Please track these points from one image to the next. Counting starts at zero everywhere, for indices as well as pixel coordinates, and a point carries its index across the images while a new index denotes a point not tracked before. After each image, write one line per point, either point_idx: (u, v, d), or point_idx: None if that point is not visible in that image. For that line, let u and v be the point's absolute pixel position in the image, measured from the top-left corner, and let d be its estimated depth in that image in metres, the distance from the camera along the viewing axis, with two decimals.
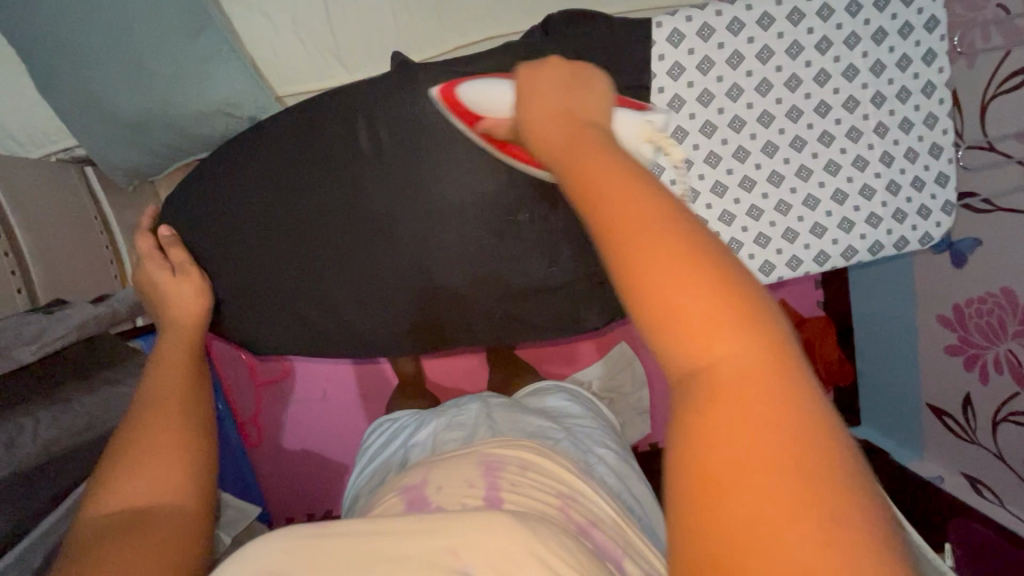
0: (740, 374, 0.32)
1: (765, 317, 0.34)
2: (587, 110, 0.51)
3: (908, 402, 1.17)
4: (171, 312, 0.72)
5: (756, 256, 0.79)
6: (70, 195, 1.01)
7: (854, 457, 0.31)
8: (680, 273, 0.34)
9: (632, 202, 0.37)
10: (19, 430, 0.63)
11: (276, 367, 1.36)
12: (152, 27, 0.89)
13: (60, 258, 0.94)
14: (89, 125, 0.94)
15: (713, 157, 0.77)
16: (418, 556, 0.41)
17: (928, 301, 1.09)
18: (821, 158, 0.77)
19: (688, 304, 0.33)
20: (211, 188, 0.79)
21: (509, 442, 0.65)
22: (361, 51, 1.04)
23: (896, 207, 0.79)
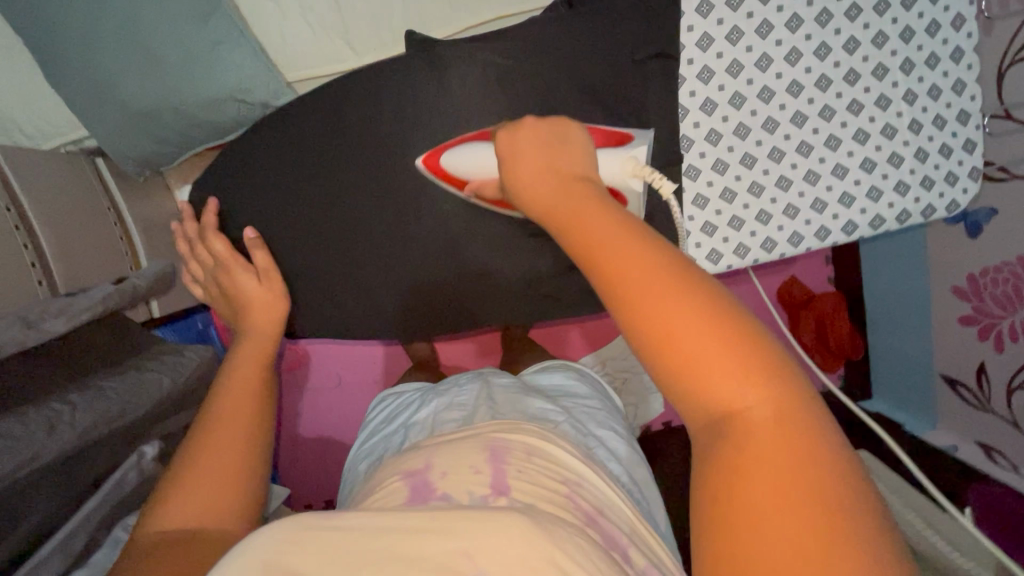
0: (760, 419, 0.37)
1: (783, 364, 0.39)
2: (578, 171, 0.55)
3: (922, 374, 1.17)
4: (249, 321, 0.74)
5: (784, 227, 0.78)
6: (82, 185, 1.00)
7: (858, 481, 0.36)
8: (696, 332, 0.39)
9: (653, 271, 0.41)
10: (58, 414, 0.62)
11: (290, 355, 1.37)
12: (161, 12, 0.88)
13: (76, 249, 0.94)
14: (100, 115, 0.93)
15: (742, 128, 0.75)
16: (435, 559, 0.39)
17: (943, 272, 1.10)
18: (851, 128, 0.75)
19: (715, 363, 0.38)
20: (239, 174, 0.80)
21: (509, 427, 0.64)
22: (372, 34, 1.03)
23: (924, 174, 0.77)
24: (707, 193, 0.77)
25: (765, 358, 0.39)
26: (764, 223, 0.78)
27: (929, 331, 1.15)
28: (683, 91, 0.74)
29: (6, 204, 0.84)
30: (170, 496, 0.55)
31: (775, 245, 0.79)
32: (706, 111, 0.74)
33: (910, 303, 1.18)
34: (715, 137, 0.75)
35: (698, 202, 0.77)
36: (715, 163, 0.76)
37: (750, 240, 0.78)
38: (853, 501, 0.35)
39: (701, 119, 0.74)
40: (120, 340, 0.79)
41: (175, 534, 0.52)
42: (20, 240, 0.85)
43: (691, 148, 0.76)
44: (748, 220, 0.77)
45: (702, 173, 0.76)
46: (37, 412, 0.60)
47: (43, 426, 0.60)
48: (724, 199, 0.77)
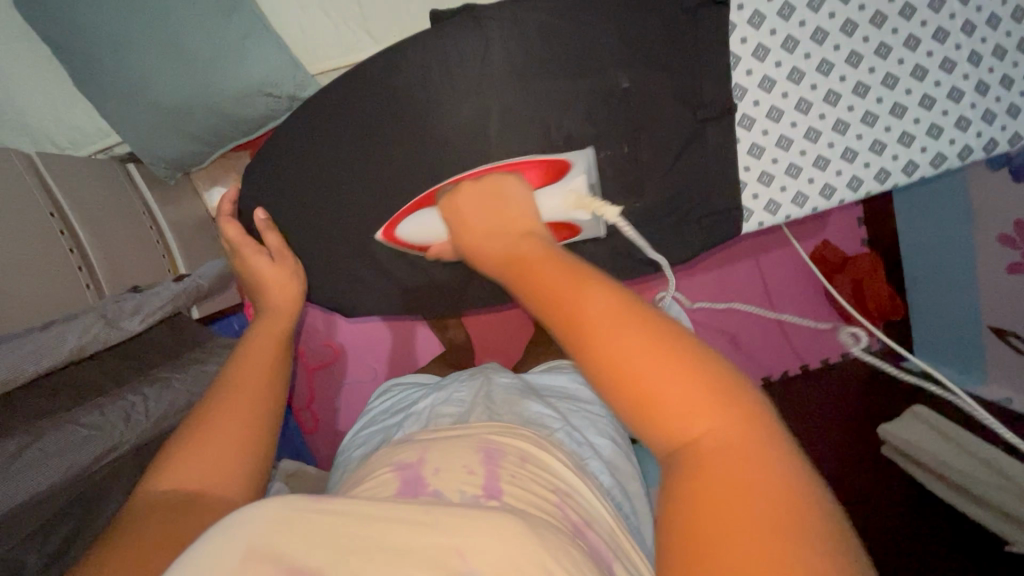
0: (715, 449, 0.35)
1: (735, 392, 0.37)
2: (528, 220, 0.55)
3: (969, 328, 1.15)
4: (266, 300, 0.71)
5: (843, 171, 0.73)
6: (119, 190, 1.02)
7: (824, 511, 0.33)
8: (640, 362, 0.37)
9: (599, 303, 0.40)
10: (131, 405, 0.72)
11: (326, 351, 1.39)
12: (189, 11, 0.89)
13: (118, 254, 0.95)
14: (131, 117, 0.94)
15: (796, 73, 0.70)
16: (427, 555, 0.38)
17: (988, 221, 1.08)
18: (908, 64, 0.70)
19: (664, 392, 0.36)
20: (262, 158, 0.74)
21: (505, 429, 0.64)
22: (391, 20, 1.02)
23: (986, 107, 0.72)
24: (762, 143, 0.72)
25: (715, 386, 0.37)
26: (821, 169, 0.73)
27: (974, 283, 1.13)
28: (734, 37, 0.69)
29: (49, 210, 0.86)
30: (181, 457, 0.54)
31: (834, 191, 0.74)
32: (759, 57, 0.70)
33: (951, 256, 1.17)
34: (768, 83, 0.71)
35: (753, 152, 0.72)
36: (770, 111, 0.72)
37: (808, 187, 0.74)
38: (815, 537, 0.31)
39: (753, 67, 0.70)
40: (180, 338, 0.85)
41: (179, 498, 0.51)
42: (66, 244, 0.87)
43: (744, 97, 0.71)
44: (804, 167, 0.73)
45: (757, 122, 0.72)
46: (113, 405, 0.70)
47: (120, 416, 0.70)
48: (780, 147, 0.72)
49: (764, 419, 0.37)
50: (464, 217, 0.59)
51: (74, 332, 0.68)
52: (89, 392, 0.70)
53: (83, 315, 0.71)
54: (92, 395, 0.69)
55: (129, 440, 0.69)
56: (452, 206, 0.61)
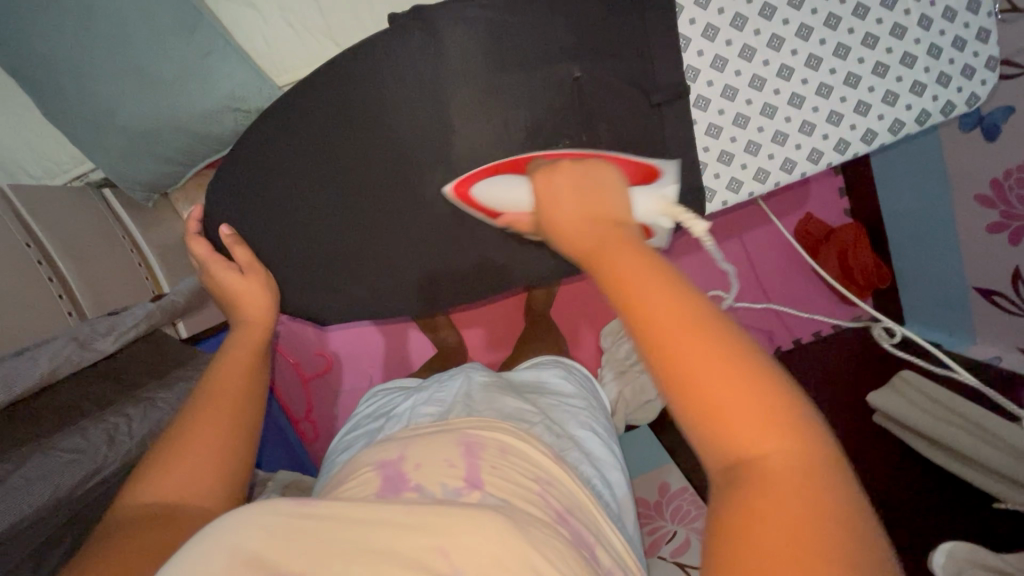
0: (782, 471, 0.34)
1: (802, 421, 0.36)
2: (619, 207, 0.51)
3: (956, 290, 1.14)
4: (239, 313, 0.70)
5: (802, 145, 0.73)
6: (97, 215, 1.02)
7: (882, 556, 0.32)
8: (723, 377, 0.36)
9: (680, 312, 0.39)
10: (115, 427, 0.72)
11: (320, 361, 1.40)
12: (148, 32, 0.88)
13: (100, 278, 0.96)
14: (101, 142, 0.94)
15: (748, 49, 0.70)
16: (409, 554, 0.41)
17: (965, 183, 1.08)
18: (858, 33, 0.70)
19: (736, 407, 0.36)
20: (233, 173, 0.74)
21: (488, 423, 0.64)
22: (354, 26, 1.02)
23: (939, 71, 0.72)
24: (719, 122, 0.73)
25: (787, 409, 0.36)
26: (781, 144, 0.73)
27: (957, 246, 1.12)
28: (681, 19, 0.69)
29: (25, 241, 0.87)
30: (159, 467, 0.55)
31: (795, 164, 0.74)
32: (709, 37, 0.70)
33: (932, 222, 1.17)
34: (720, 62, 0.71)
35: (710, 132, 0.73)
36: (724, 90, 0.72)
37: (768, 163, 0.74)
38: (868, 559, 0.31)
39: (704, 46, 0.70)
40: (163, 355, 0.87)
41: (156, 508, 0.52)
42: (45, 273, 0.88)
43: (698, 77, 0.71)
44: (763, 143, 0.73)
45: (712, 102, 0.72)
46: (97, 428, 0.71)
47: (104, 439, 0.70)
48: (736, 125, 0.73)
49: (827, 449, 0.36)
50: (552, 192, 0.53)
51: (46, 356, 0.70)
52: (74, 416, 0.71)
53: (55, 341, 0.72)
54: (73, 420, 0.70)
55: (115, 462, 0.69)
56: (543, 178, 0.55)
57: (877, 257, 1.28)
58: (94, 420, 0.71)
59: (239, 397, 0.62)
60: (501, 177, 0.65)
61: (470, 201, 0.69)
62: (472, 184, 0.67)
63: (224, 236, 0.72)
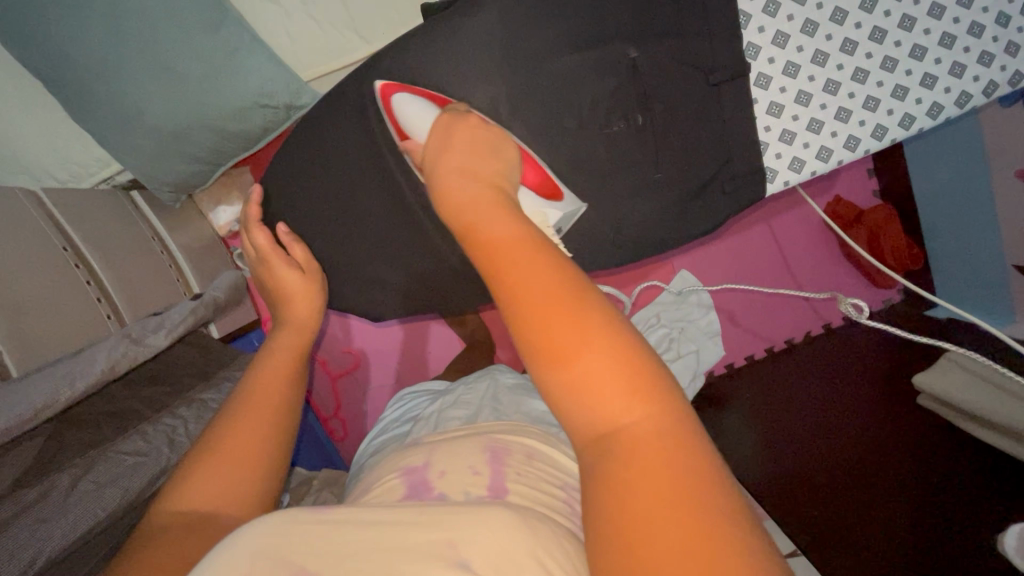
0: (637, 432, 0.36)
1: (656, 383, 0.37)
2: (496, 177, 0.53)
3: (992, 269, 1.13)
4: (289, 313, 0.69)
5: (866, 122, 0.74)
6: (126, 216, 1.01)
7: (734, 503, 0.33)
8: (581, 346, 0.37)
9: (532, 276, 0.40)
10: (172, 429, 0.71)
11: (347, 358, 1.39)
12: (173, 28, 0.87)
13: (134, 280, 0.95)
14: (130, 144, 0.93)
15: (810, 24, 0.71)
16: (423, 549, 0.40)
17: (1004, 159, 1.06)
18: (924, 3, 0.71)
19: (595, 376, 0.37)
20: (296, 173, 0.78)
21: (515, 429, 0.68)
22: (377, 19, 1.01)
23: (1008, 39, 0.71)
24: (781, 100, 0.73)
25: (640, 370, 0.37)
26: (844, 122, 0.74)
27: (994, 223, 1.11)
28: None
29: (62, 245, 0.86)
30: (199, 474, 0.54)
31: (860, 142, 0.74)
32: (769, 12, 0.71)
33: (967, 202, 1.15)
34: (782, 38, 0.72)
35: (772, 111, 0.73)
36: (786, 67, 0.72)
37: (832, 141, 0.74)
38: (716, 506, 0.32)
39: (765, 23, 0.71)
40: (207, 356, 0.84)
41: (196, 519, 0.51)
42: (82, 276, 0.87)
43: (758, 54, 0.72)
44: (827, 122, 0.74)
45: (773, 80, 0.73)
46: (155, 430, 0.70)
47: (163, 441, 0.69)
48: (799, 103, 0.73)
49: (679, 410, 0.37)
50: (448, 152, 0.56)
51: (103, 354, 0.70)
52: (129, 418, 0.70)
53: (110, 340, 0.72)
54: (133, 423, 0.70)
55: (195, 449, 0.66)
56: (447, 124, 0.60)
57: (908, 238, 1.27)
58: (150, 423, 0.70)
59: (283, 413, 0.61)
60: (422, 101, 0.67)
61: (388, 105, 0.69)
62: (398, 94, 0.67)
63: (281, 234, 0.75)
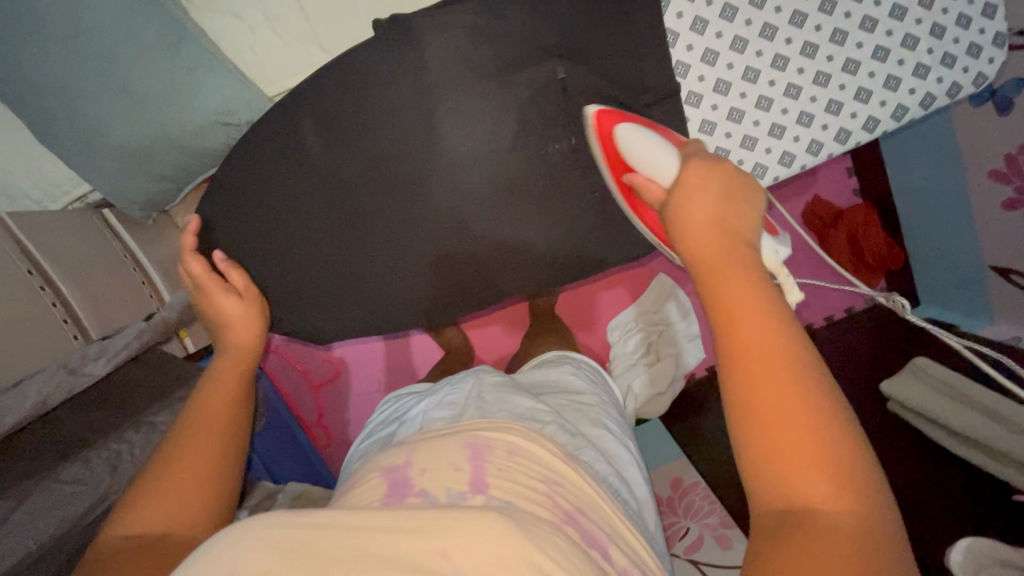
0: (837, 522, 0.37)
1: (868, 479, 0.39)
2: (747, 221, 0.50)
3: (973, 269, 1.11)
4: (226, 338, 0.70)
5: (802, 136, 0.78)
6: (98, 236, 1.03)
7: None
8: (801, 425, 0.40)
9: (767, 345, 0.42)
10: (117, 454, 0.71)
11: (328, 367, 1.40)
12: (132, 50, 0.88)
13: (104, 299, 0.96)
14: (95, 164, 0.94)
15: (739, 41, 0.75)
16: (409, 558, 0.40)
17: (978, 159, 1.04)
18: (856, 17, 0.75)
19: (802, 460, 0.39)
20: (253, 195, 0.80)
21: (495, 422, 0.62)
22: (340, 31, 1.00)
23: (943, 51, 0.75)
24: (713, 117, 0.78)
25: (848, 462, 0.39)
26: (779, 137, 0.78)
27: (970, 223, 1.08)
28: (669, 14, 0.75)
29: (27, 268, 0.87)
30: (146, 500, 0.54)
31: (795, 158, 0.79)
32: (697, 30, 0.75)
33: (943, 202, 1.13)
34: (711, 56, 0.76)
35: (705, 129, 0.77)
36: (716, 84, 0.77)
37: (766, 157, 0.78)
38: None
39: (693, 41, 0.75)
40: (164, 377, 0.84)
41: (136, 544, 0.52)
42: (48, 299, 0.88)
43: (689, 73, 0.77)
44: (761, 137, 0.78)
45: (704, 98, 0.77)
46: (99, 455, 0.70)
47: (106, 468, 0.69)
48: (731, 120, 0.77)
49: (885, 516, 0.39)
50: (687, 185, 0.52)
51: (39, 389, 0.70)
52: (75, 446, 0.70)
53: (45, 371, 0.72)
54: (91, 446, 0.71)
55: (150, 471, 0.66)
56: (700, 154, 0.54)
57: (888, 237, 1.25)
58: (93, 448, 0.70)
59: (228, 433, 0.62)
60: (648, 135, 0.65)
61: (606, 134, 0.71)
62: (619, 123, 0.68)
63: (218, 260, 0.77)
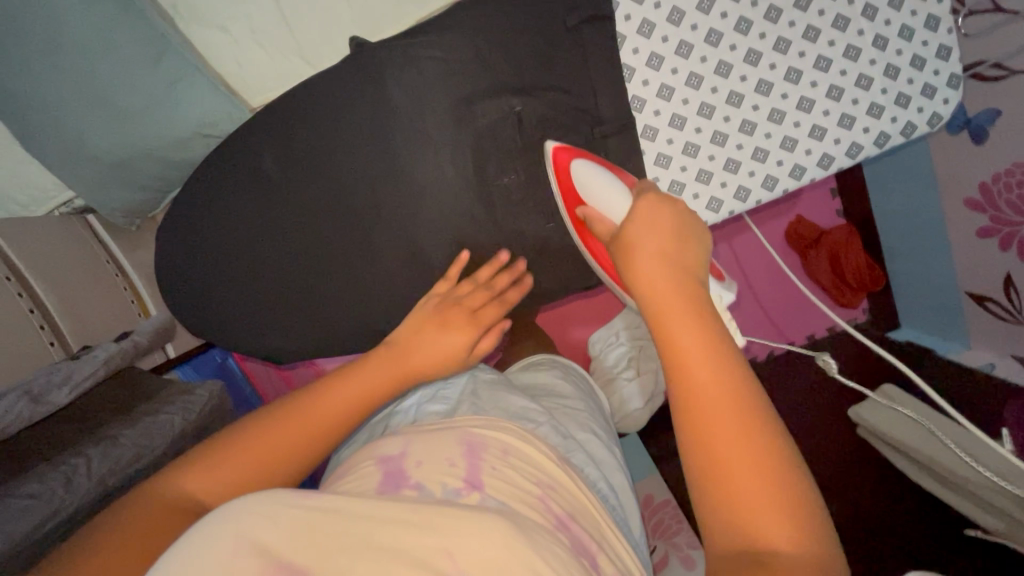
0: (783, 551, 0.41)
1: (803, 498, 0.43)
2: (695, 263, 0.56)
3: (948, 294, 1.11)
4: None
5: (756, 172, 0.81)
6: (82, 243, 1.06)
7: None
8: (745, 461, 0.44)
9: (715, 385, 0.46)
10: (73, 468, 0.63)
11: None
12: (115, 63, 0.89)
13: (83, 305, 0.98)
14: (76, 173, 0.95)
15: (694, 77, 0.78)
16: (413, 553, 0.41)
17: (953, 187, 1.04)
18: (810, 56, 0.78)
19: (750, 493, 0.43)
20: (230, 216, 0.84)
21: (492, 420, 0.64)
22: (323, 44, 1.01)
23: (897, 91, 0.79)
24: (669, 151, 0.81)
25: (790, 493, 0.43)
26: (733, 172, 0.81)
27: (948, 249, 1.09)
28: (625, 49, 0.78)
29: (5, 274, 0.88)
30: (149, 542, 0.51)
31: (750, 192, 0.82)
32: (653, 66, 0.78)
33: (920, 228, 1.14)
34: (667, 91, 0.79)
35: (660, 162, 0.81)
36: (672, 119, 0.80)
37: (721, 191, 0.82)
38: None
39: (649, 76, 0.78)
40: (134, 391, 0.80)
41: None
42: (25, 305, 0.89)
43: (645, 107, 0.80)
44: (716, 171, 0.81)
45: (660, 132, 0.80)
46: (54, 470, 0.62)
47: (60, 482, 0.61)
48: (686, 154, 0.80)
49: (825, 541, 0.43)
50: (641, 231, 0.57)
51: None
52: (29, 463, 0.63)
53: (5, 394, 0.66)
54: (75, 441, 0.67)
55: (114, 478, 0.65)
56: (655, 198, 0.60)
57: (868, 257, 1.27)
58: (51, 462, 0.63)
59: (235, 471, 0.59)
60: (607, 179, 0.70)
61: (563, 170, 0.74)
62: (574, 162, 0.73)
63: None
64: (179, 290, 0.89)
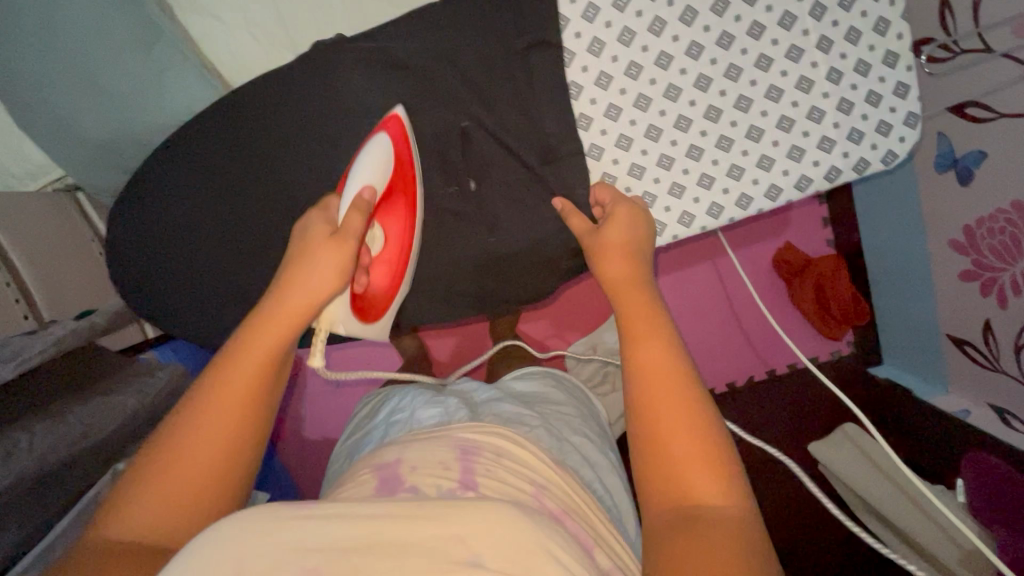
0: (712, 503, 0.46)
1: (723, 454, 0.48)
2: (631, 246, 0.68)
3: (928, 334, 1.09)
4: (297, 275, 0.61)
5: (702, 198, 0.85)
6: (69, 221, 1.08)
7: None
8: (672, 409, 0.50)
9: (652, 355, 0.53)
10: (15, 443, 0.64)
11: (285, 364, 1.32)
12: (105, 47, 0.91)
13: (60, 280, 1.00)
14: (64, 152, 0.97)
15: (642, 99, 0.83)
16: (424, 546, 0.41)
17: (939, 227, 1.02)
18: (762, 85, 0.82)
19: (675, 442, 0.49)
20: (206, 205, 0.86)
21: (480, 427, 0.65)
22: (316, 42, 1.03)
23: (850, 126, 0.83)
24: (615, 170, 0.85)
25: (716, 451, 0.48)
26: (678, 197, 0.85)
27: (932, 291, 1.07)
28: (574, 68, 0.82)
29: None
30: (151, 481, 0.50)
31: (694, 218, 0.86)
32: (602, 86, 0.82)
33: (907, 265, 1.11)
34: (614, 112, 0.83)
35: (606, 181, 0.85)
36: (619, 139, 0.84)
37: (665, 215, 0.86)
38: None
39: (597, 96, 0.83)
40: (87, 372, 0.81)
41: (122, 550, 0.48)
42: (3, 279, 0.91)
43: (592, 125, 0.84)
44: (661, 195, 0.85)
45: (605, 151, 0.84)
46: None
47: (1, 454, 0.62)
48: (631, 175, 0.85)
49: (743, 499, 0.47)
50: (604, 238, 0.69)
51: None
52: None
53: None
54: (25, 413, 0.68)
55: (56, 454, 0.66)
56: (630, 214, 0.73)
57: (855, 291, 1.22)
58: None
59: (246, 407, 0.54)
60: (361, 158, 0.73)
61: (394, 130, 0.77)
62: (379, 132, 0.75)
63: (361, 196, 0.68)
64: (141, 277, 0.89)
